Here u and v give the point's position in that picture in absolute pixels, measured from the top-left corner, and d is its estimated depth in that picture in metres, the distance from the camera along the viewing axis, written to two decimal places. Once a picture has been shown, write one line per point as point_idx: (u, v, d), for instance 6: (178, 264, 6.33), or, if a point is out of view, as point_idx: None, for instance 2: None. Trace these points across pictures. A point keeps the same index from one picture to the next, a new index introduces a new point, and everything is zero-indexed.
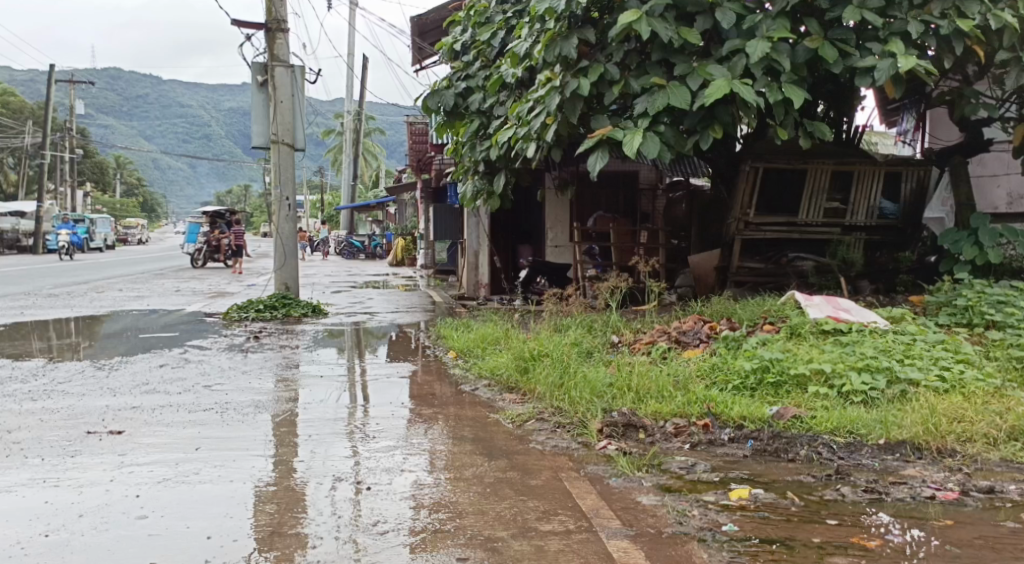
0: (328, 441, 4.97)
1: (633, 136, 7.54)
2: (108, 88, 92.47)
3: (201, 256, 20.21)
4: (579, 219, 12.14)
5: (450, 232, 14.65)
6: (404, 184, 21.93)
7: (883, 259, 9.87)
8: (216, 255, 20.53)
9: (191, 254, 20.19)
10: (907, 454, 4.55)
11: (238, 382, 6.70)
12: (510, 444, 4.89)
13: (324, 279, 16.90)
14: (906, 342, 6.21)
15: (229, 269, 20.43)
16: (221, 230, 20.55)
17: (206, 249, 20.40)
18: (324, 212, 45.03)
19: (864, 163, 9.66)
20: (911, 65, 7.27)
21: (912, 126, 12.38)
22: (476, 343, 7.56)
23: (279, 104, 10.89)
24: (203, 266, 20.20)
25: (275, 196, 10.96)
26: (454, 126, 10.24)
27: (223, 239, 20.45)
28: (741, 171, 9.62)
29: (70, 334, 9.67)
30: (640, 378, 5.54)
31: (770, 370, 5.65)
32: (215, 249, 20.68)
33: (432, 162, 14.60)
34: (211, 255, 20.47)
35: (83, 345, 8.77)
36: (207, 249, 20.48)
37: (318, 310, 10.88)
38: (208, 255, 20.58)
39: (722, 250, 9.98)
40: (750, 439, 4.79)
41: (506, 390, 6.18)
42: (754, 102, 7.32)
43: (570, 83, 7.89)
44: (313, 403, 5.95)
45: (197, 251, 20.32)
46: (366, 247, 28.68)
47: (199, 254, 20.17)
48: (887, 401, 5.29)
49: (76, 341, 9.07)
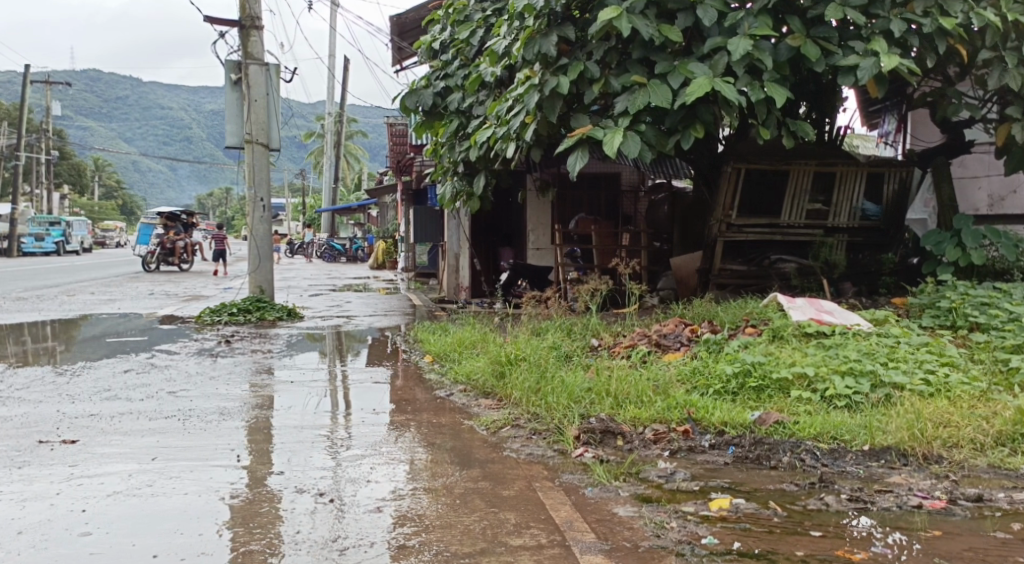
0: (295, 450, 4.78)
1: (613, 135, 7.38)
2: (87, 90, 91.58)
3: (154, 259, 19.49)
4: (560, 221, 12.02)
5: (430, 235, 14.46)
6: (385, 186, 21.72)
7: (865, 260, 9.78)
8: (170, 258, 19.80)
9: (143, 257, 19.46)
10: (892, 461, 4.41)
11: (204, 388, 6.48)
12: (483, 452, 4.72)
13: (303, 281, 16.65)
14: (890, 345, 6.09)
15: (183, 272, 19.76)
16: (173, 232, 19.83)
17: (159, 251, 19.70)
18: (306, 215, 44.65)
19: (846, 163, 9.61)
20: (894, 64, 7.17)
21: (894, 127, 12.33)
22: (453, 347, 7.38)
23: (254, 103, 10.67)
24: (154, 271, 19.46)
25: (249, 197, 10.74)
26: (433, 126, 10.06)
27: (177, 242, 19.76)
28: (724, 171, 9.52)
29: (46, 338, 9.42)
30: (619, 382, 5.38)
31: (752, 375, 5.50)
32: (168, 253, 19.93)
33: (412, 163, 14.44)
34: (164, 259, 19.72)
35: (60, 350, 8.54)
36: (161, 252, 19.80)
37: (293, 313, 10.65)
38: (161, 258, 19.86)
39: (704, 252, 9.86)
40: (731, 445, 4.66)
41: (481, 395, 6.01)
42: (736, 100, 7.19)
43: (549, 81, 7.70)
44: (282, 410, 5.75)
45: (150, 254, 19.61)
46: (346, 250, 28.41)
47: (151, 257, 19.45)
48: (871, 406, 5.16)
49: (52, 346, 8.83)
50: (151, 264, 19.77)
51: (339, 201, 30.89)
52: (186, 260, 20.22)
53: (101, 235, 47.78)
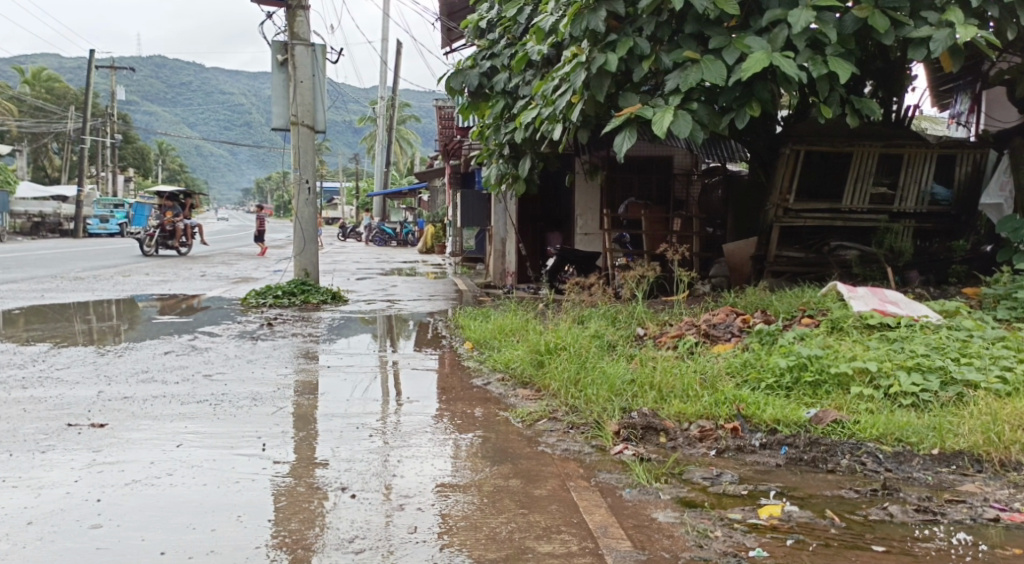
0: (321, 440, 4.57)
1: (664, 115, 7.01)
2: (151, 76, 93.29)
3: (151, 242, 18.73)
4: (609, 206, 11.70)
5: (478, 220, 14.20)
6: (435, 170, 21.55)
7: (934, 248, 9.26)
8: (169, 241, 18.97)
9: (142, 239, 18.68)
10: (964, 467, 4.02)
11: (239, 372, 6.31)
12: (517, 447, 4.45)
13: (351, 265, 16.52)
14: (961, 339, 5.68)
15: (184, 256, 19.04)
16: (173, 213, 18.94)
17: (158, 233, 18.84)
18: (360, 200, 44.80)
19: (916, 145, 9.10)
20: (971, 35, 6.71)
21: (966, 108, 11.72)
22: (494, 335, 7.12)
23: (300, 84, 10.48)
24: (153, 254, 18.75)
25: (294, 178, 10.60)
26: (478, 108, 9.71)
27: (177, 225, 18.92)
28: (781, 154, 9.13)
29: (110, 316, 9.43)
30: (664, 374, 5.06)
31: (808, 369, 5.14)
32: (169, 235, 19.08)
33: (460, 146, 14.23)
34: (162, 242, 18.91)
35: (122, 329, 8.53)
36: (161, 235, 18.95)
37: (338, 296, 10.48)
38: (160, 241, 19.07)
39: (760, 239, 9.46)
40: (784, 445, 4.32)
41: (520, 385, 5.75)
42: (796, 76, 6.76)
43: (596, 58, 7.32)
44: (315, 397, 5.54)
45: (149, 236, 18.79)
46: (397, 234, 28.36)
47: (150, 240, 18.67)
48: (940, 405, 4.77)
49: (115, 324, 8.83)
50: (149, 247, 18.96)
51: (390, 184, 30.83)
52: (185, 243, 19.43)
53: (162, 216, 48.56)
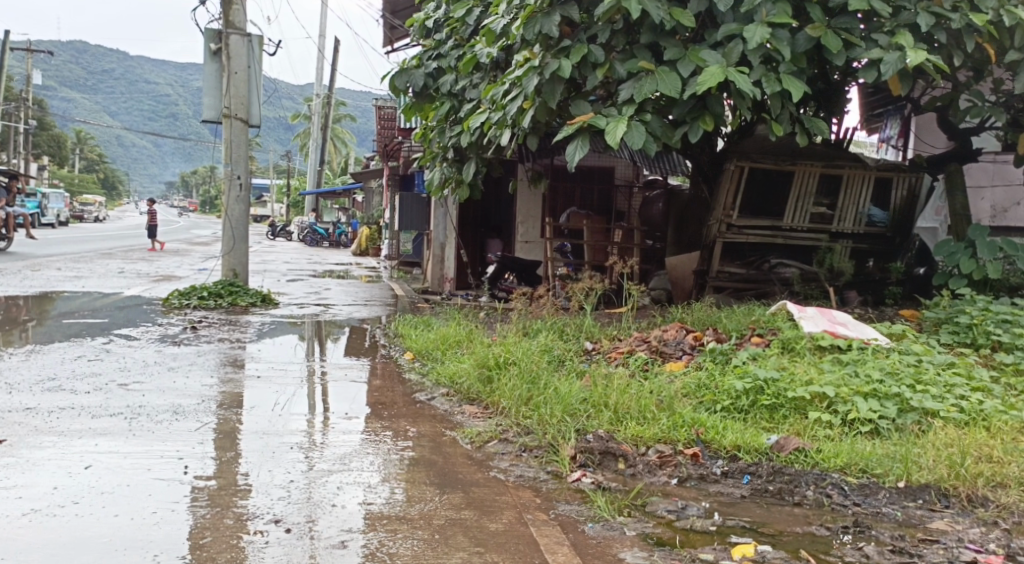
0: (251, 461, 4.21)
1: (617, 125, 6.80)
2: (72, 61, 89.79)
3: None
4: (551, 215, 11.54)
5: (415, 224, 13.84)
6: (371, 171, 21.09)
7: (872, 269, 9.32)
8: None
9: None
10: (931, 502, 3.89)
11: (159, 381, 5.87)
12: (466, 472, 4.17)
13: (282, 266, 15.96)
14: (913, 364, 5.61)
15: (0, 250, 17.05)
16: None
17: None
18: (291, 199, 43.94)
19: (854, 167, 9.08)
20: (921, 59, 6.69)
21: (899, 131, 11.92)
22: (436, 345, 6.82)
23: (233, 75, 9.99)
24: None
25: (224, 174, 10.10)
26: (423, 109, 9.40)
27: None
28: (726, 169, 9.01)
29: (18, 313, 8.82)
30: (619, 393, 4.83)
31: (765, 392, 4.99)
32: None
33: (400, 148, 13.90)
34: None
35: (31, 326, 7.99)
36: None
37: (267, 299, 10.01)
38: None
39: (702, 253, 9.33)
40: (746, 474, 4.16)
41: (466, 401, 5.47)
42: (751, 92, 6.62)
43: (549, 64, 7.07)
44: (242, 411, 5.15)
45: None
46: (329, 235, 27.73)
47: None
48: (899, 434, 4.66)
49: (23, 321, 8.27)
50: None
51: (323, 183, 30.14)
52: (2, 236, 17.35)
53: (82, 205, 46.64)
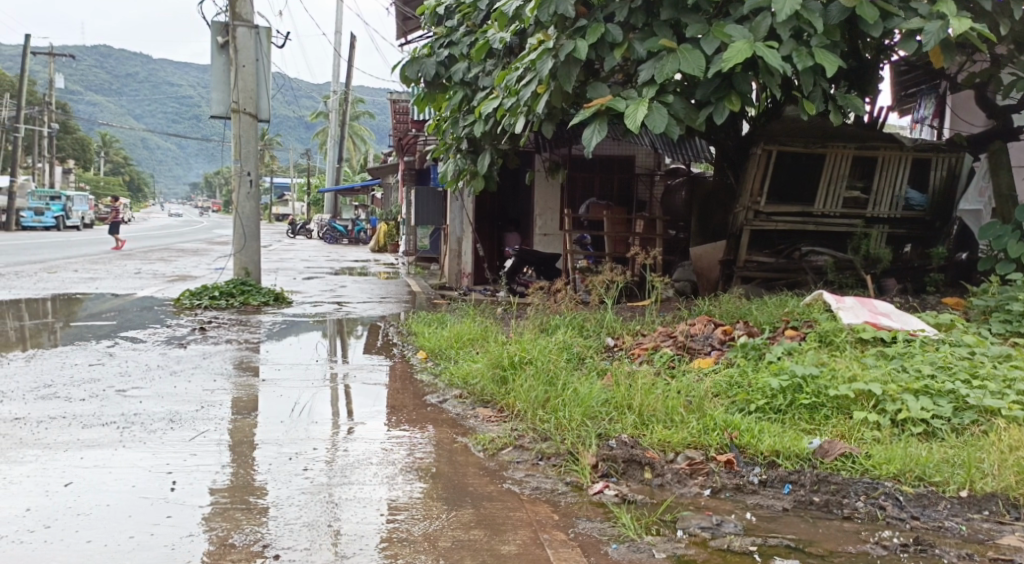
0: (244, 474, 3.86)
1: (637, 108, 6.37)
2: (95, 65, 90.40)
3: None
4: (571, 206, 11.13)
5: (432, 218, 13.45)
6: (389, 166, 20.76)
7: (909, 255, 8.82)
8: None
9: None
10: (999, 513, 3.50)
11: (158, 386, 5.53)
12: (478, 484, 3.80)
13: (298, 264, 15.64)
14: (965, 357, 5.17)
15: None
16: None
17: None
18: (311, 197, 43.84)
19: (890, 147, 8.61)
20: (965, 28, 6.21)
21: (933, 112, 11.37)
22: (449, 344, 6.45)
23: (241, 68, 9.65)
24: None
25: (234, 170, 9.77)
26: (435, 100, 8.98)
27: None
28: (752, 154, 8.59)
29: (44, 314, 8.64)
30: (644, 394, 4.43)
31: (803, 390, 4.58)
32: None
33: (416, 141, 13.54)
34: None
35: (58, 326, 7.82)
36: None
37: (280, 298, 9.66)
38: None
39: (729, 242, 8.89)
40: (787, 483, 3.75)
41: (479, 404, 5.10)
42: (781, 68, 6.16)
43: (564, 45, 6.64)
44: (242, 418, 4.80)
45: None
46: (349, 232, 27.50)
47: None
48: (955, 434, 4.24)
49: (51, 322, 8.10)
50: None
51: (343, 180, 29.91)
52: None
53: (106, 208, 46.73)
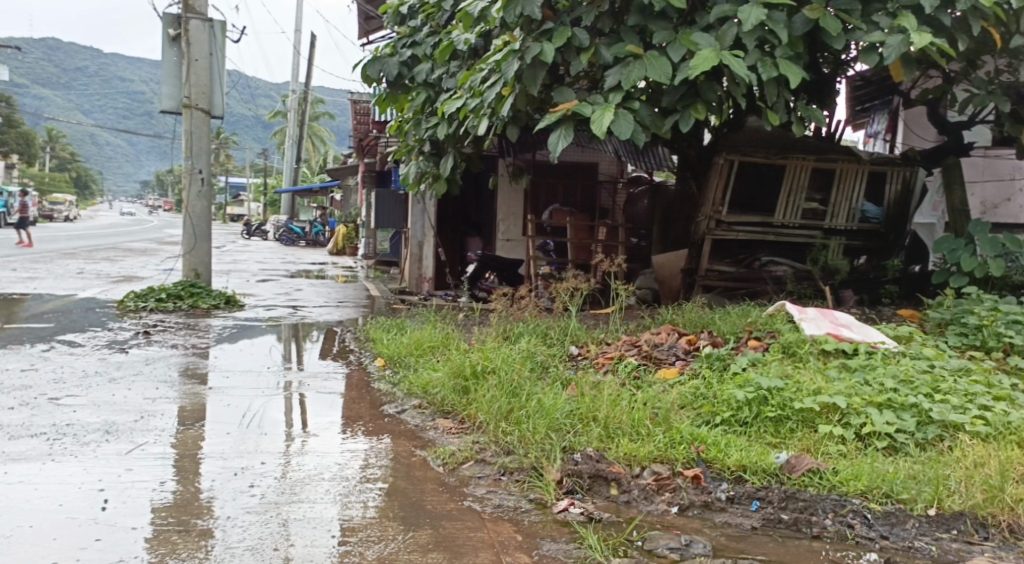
0: (184, 492, 3.68)
1: (604, 113, 6.29)
2: (45, 58, 88.28)
3: None
4: (532, 212, 11.05)
5: (391, 221, 13.27)
6: (347, 168, 20.50)
7: (866, 267, 8.86)
8: None
9: None
10: (968, 533, 3.48)
11: (96, 395, 5.29)
12: (437, 501, 3.67)
13: (253, 266, 15.31)
14: (925, 370, 5.16)
15: None
16: None
17: None
18: (266, 198, 43.25)
19: (848, 160, 8.64)
20: (927, 42, 6.23)
21: (884, 128, 11.51)
22: (409, 351, 6.30)
23: (194, 63, 9.38)
24: None
25: (185, 168, 9.47)
26: (397, 100, 8.81)
27: None
28: (714, 163, 8.57)
29: None
30: (609, 406, 4.34)
31: (769, 403, 4.52)
32: None
33: (376, 142, 13.35)
34: None
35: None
36: None
37: (231, 301, 9.38)
38: None
39: (690, 251, 8.86)
40: (755, 499, 3.69)
41: (440, 415, 4.97)
42: (747, 77, 6.12)
43: (531, 47, 6.53)
44: (187, 429, 4.58)
45: None
46: (306, 234, 27.13)
47: None
48: (918, 449, 4.22)
49: None
50: None
51: (300, 181, 29.51)
52: None
53: (53, 205, 45.49)
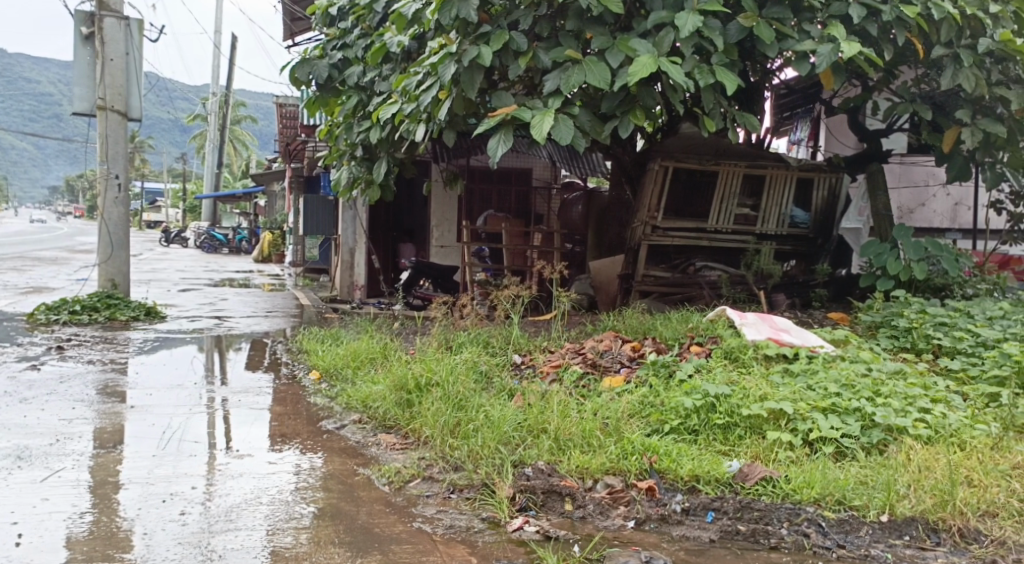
0: (106, 524, 3.48)
1: (544, 118, 6.22)
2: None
3: None
4: (467, 217, 10.95)
5: (321, 227, 12.98)
6: (274, 172, 20.03)
7: (796, 271, 8.99)
8: None
9: None
10: (920, 539, 3.54)
11: (5, 417, 4.97)
12: (384, 524, 3.57)
13: (175, 274, 14.80)
14: (863, 373, 5.21)
15: None
16: None
17: None
18: (187, 203, 42.07)
19: (777, 166, 8.73)
20: (857, 51, 6.31)
21: (805, 135, 11.71)
22: (345, 363, 6.11)
23: (109, 62, 8.97)
24: None
25: (100, 173, 9.05)
26: (327, 103, 8.57)
27: None
28: (649, 168, 8.60)
29: None
30: (558, 415, 4.27)
31: (717, 409, 4.50)
32: None
33: (305, 146, 13.06)
34: None
35: None
36: None
37: (151, 312, 8.98)
38: None
39: (626, 256, 8.87)
40: (710, 510, 3.69)
41: (382, 429, 4.82)
42: (684, 83, 6.12)
43: (468, 51, 6.41)
44: (107, 453, 4.32)
45: None
46: (229, 241, 26.43)
47: None
48: (865, 454, 4.24)
49: None
50: None
51: (223, 186, 28.74)
52: None
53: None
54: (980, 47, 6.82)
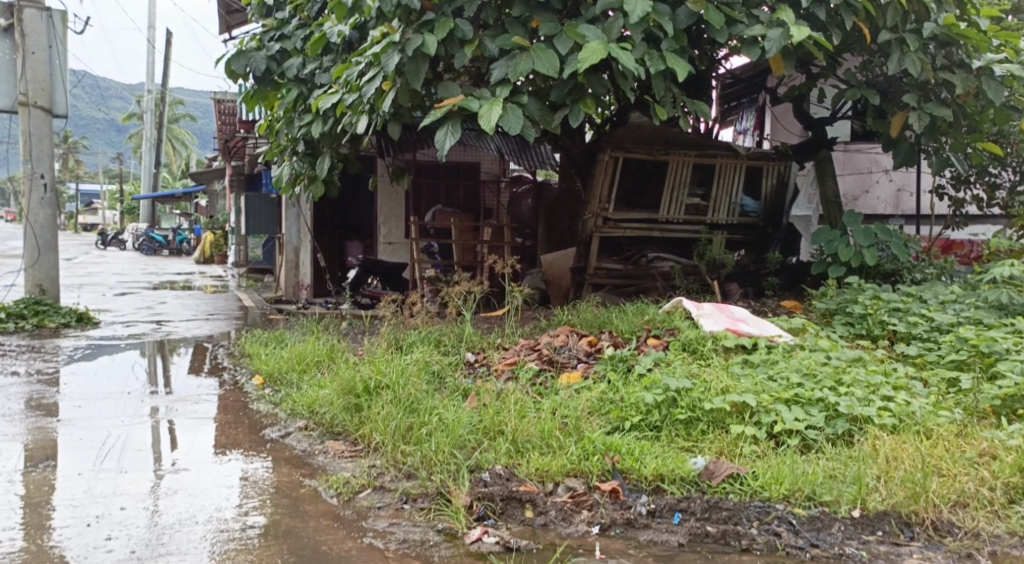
0: (22, 555, 3.19)
1: (491, 108, 6.00)
2: None
3: None
4: (416, 213, 10.69)
5: (264, 226, 12.60)
6: (214, 171, 19.48)
7: (748, 261, 8.91)
8: None
9: None
10: (893, 533, 3.44)
11: None
12: (333, 541, 3.35)
13: (113, 278, 14.27)
14: (824, 362, 5.10)
15: None
16: None
17: None
18: (124, 205, 40.87)
19: (726, 155, 8.64)
20: (806, 36, 6.19)
21: (751, 124, 11.68)
22: (290, 367, 5.83)
23: (31, 56, 8.51)
24: None
25: (24, 173, 8.58)
26: (266, 97, 8.22)
27: None
28: (599, 160, 8.43)
29: None
30: (514, 417, 4.08)
31: (678, 404, 4.35)
32: None
33: (244, 143, 12.66)
34: None
35: None
36: None
37: (84, 318, 8.55)
38: None
39: (578, 250, 8.70)
40: (676, 512, 3.54)
41: (330, 437, 4.57)
42: (635, 70, 5.94)
43: (411, 40, 6.16)
44: (27, 473, 3.99)
45: None
46: (170, 242, 25.68)
47: None
48: (830, 445, 4.13)
49: None
50: None
51: (161, 187, 27.92)
52: None
53: None
54: (925, 31, 6.76)
